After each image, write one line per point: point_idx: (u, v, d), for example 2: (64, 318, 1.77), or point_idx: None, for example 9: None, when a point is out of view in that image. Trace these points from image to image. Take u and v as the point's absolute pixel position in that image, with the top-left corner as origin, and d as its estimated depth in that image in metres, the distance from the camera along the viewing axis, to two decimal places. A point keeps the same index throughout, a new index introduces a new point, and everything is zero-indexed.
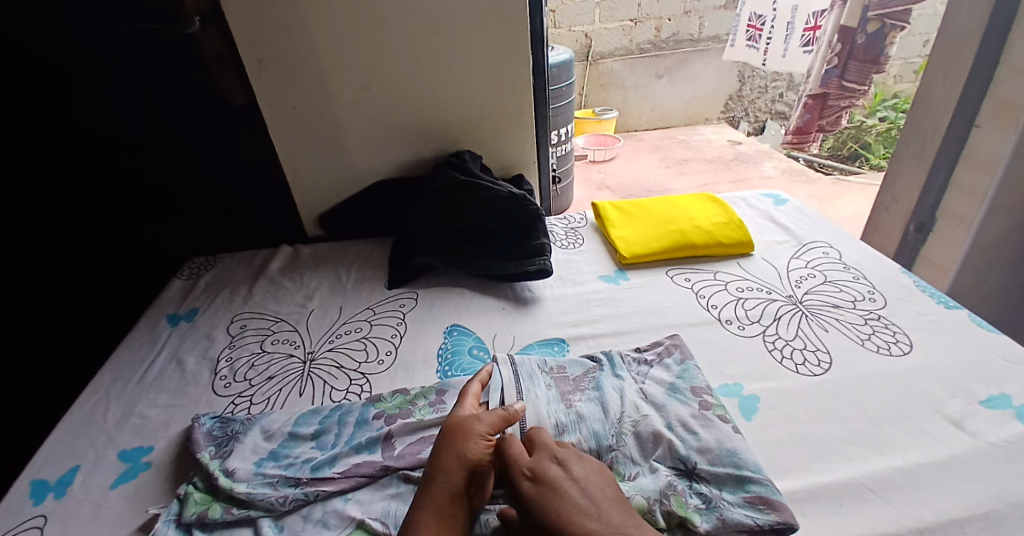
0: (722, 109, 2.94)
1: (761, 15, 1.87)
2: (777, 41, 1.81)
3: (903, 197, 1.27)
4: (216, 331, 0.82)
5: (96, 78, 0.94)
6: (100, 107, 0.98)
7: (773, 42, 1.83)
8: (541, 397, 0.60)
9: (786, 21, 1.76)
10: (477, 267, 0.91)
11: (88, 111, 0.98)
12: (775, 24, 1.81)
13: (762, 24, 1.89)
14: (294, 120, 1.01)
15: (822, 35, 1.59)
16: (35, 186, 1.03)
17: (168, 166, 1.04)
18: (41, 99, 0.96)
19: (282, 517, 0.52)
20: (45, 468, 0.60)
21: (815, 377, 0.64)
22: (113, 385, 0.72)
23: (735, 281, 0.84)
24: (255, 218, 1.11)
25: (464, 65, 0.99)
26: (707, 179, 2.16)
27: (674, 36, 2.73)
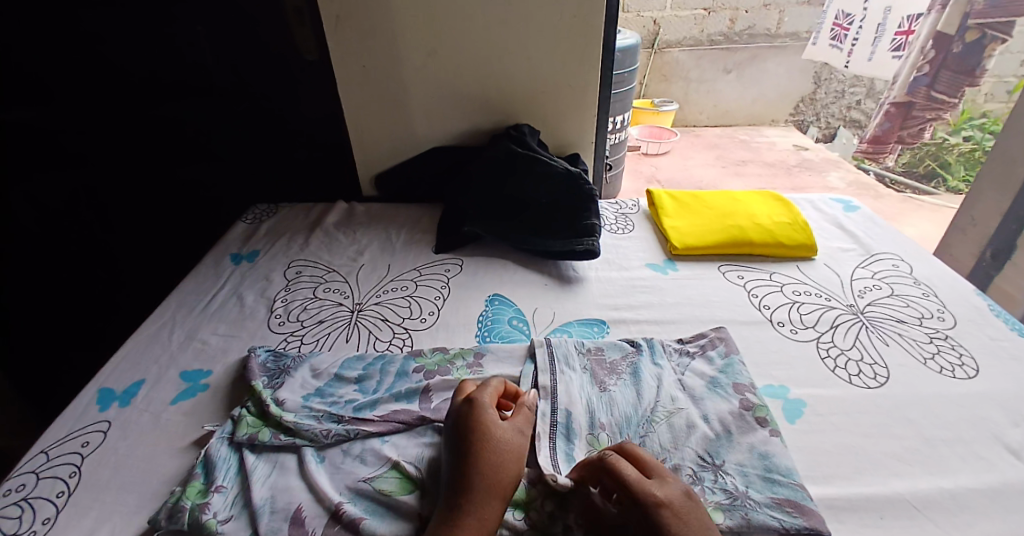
0: (791, 111, 2.78)
1: (851, 14, 1.69)
2: (863, 42, 1.67)
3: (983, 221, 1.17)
4: (273, 273, 0.86)
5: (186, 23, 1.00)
6: (186, 52, 1.04)
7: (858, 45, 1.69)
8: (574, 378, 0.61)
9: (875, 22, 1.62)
10: (525, 241, 0.92)
11: (176, 53, 1.04)
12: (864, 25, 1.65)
13: (848, 23, 1.71)
14: (362, 79, 1.02)
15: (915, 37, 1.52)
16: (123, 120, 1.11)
17: (243, 113, 1.10)
18: (135, 36, 1.03)
19: (324, 449, 0.55)
20: (113, 380, 0.67)
21: (868, 389, 0.61)
22: (180, 311, 0.78)
23: (791, 284, 0.80)
24: (315, 172, 1.16)
25: (533, 36, 0.98)
26: (767, 183, 2.07)
27: (749, 29, 2.59)
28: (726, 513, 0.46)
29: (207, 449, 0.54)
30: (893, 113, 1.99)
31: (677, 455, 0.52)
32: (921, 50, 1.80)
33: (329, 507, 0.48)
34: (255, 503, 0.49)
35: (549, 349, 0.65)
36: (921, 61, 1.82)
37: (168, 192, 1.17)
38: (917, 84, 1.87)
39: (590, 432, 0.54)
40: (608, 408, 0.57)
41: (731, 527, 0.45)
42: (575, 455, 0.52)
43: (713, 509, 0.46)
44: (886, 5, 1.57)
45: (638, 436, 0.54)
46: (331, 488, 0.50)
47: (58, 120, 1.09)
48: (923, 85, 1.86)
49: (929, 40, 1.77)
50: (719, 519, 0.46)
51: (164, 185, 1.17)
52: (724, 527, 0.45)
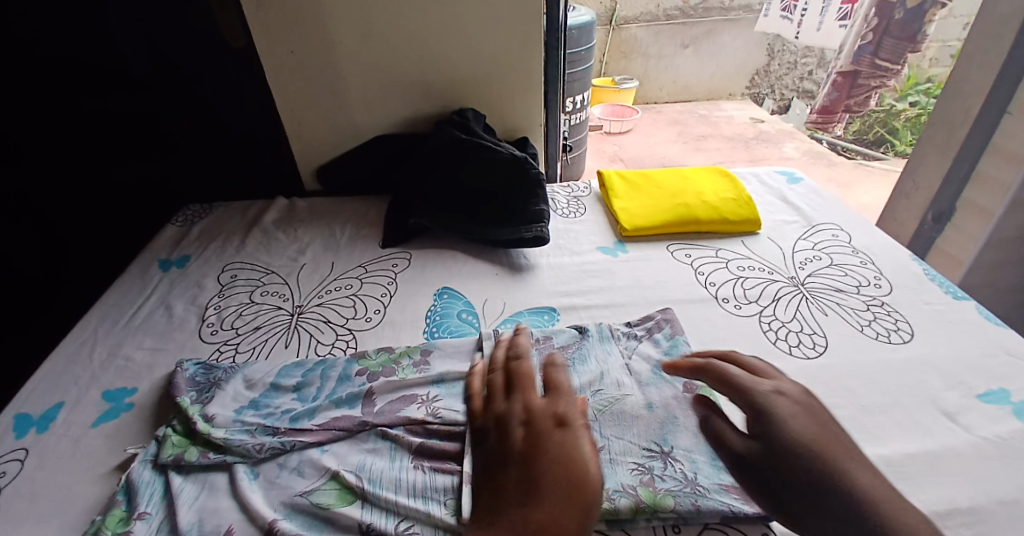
0: (747, 84, 2.82)
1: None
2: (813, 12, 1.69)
3: (922, 186, 1.22)
4: (206, 279, 0.81)
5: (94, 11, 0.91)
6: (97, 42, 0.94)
7: (807, 15, 1.71)
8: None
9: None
10: (473, 230, 0.89)
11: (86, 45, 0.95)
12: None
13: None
14: (294, 68, 0.97)
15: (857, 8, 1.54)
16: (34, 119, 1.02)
17: (167, 108, 1.02)
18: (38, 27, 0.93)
19: (257, 464, 0.52)
20: (29, 403, 0.61)
21: (807, 360, 0.63)
22: (102, 326, 0.73)
23: (737, 260, 0.81)
24: (253, 168, 1.10)
25: (473, 14, 0.94)
26: (725, 156, 2.09)
27: (703, 3, 2.60)
28: (676, 498, 0.46)
29: (129, 474, 0.50)
30: (839, 83, 1.67)
31: (621, 444, 0.52)
32: (865, 17, 1.51)
33: (262, 525, 0.46)
34: (181, 528, 0.46)
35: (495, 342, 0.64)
36: (864, 28, 1.51)
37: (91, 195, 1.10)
38: (861, 52, 1.55)
39: None
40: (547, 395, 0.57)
41: (680, 511, 0.46)
42: None
43: (663, 497, 0.47)
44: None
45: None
46: (266, 505, 0.48)
47: None
48: (867, 53, 1.54)
49: (872, 7, 1.48)
50: (670, 505, 0.46)
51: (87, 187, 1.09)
52: (673, 513, 0.46)
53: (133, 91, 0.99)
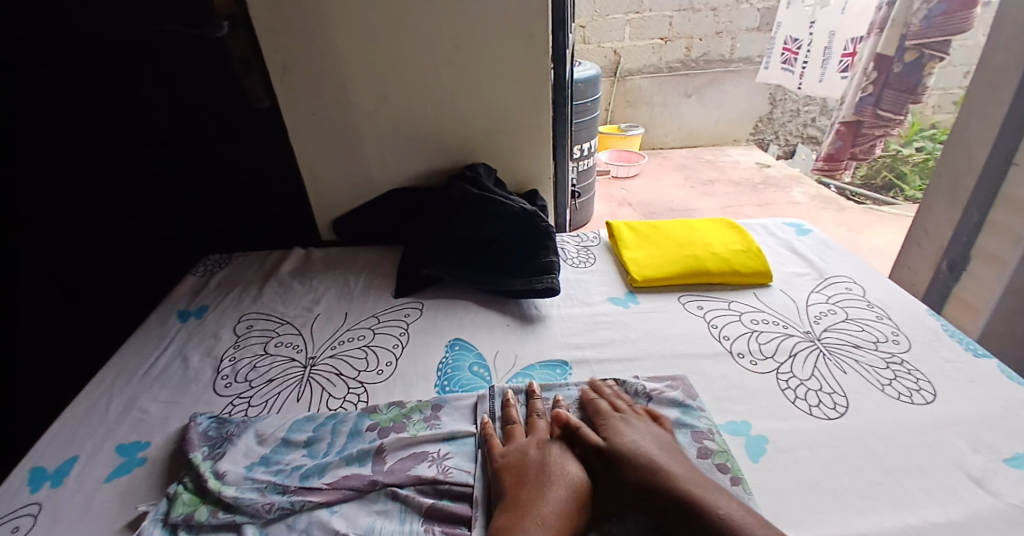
0: (751, 131, 2.89)
1: (798, 40, 1.84)
2: (813, 66, 1.78)
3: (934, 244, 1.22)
4: (222, 329, 0.83)
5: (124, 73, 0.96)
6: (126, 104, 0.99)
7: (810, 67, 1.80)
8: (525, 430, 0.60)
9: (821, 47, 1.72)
10: (484, 281, 0.90)
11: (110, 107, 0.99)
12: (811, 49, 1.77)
13: (797, 48, 1.86)
14: (314, 126, 1.02)
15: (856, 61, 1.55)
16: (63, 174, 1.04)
17: (188, 164, 1.06)
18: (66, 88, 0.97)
19: (266, 525, 0.51)
20: (46, 456, 0.61)
21: (828, 421, 0.61)
22: (120, 377, 0.74)
23: (750, 313, 0.81)
24: (273, 219, 1.13)
25: (484, 76, 0.99)
26: (733, 201, 2.12)
27: (705, 55, 2.69)
28: None
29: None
30: (842, 131, 1.65)
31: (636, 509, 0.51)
32: (865, 71, 1.51)
33: None
34: None
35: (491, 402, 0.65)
36: (864, 80, 1.52)
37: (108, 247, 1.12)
38: (862, 103, 1.55)
39: None
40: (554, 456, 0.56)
41: None
42: None
43: None
44: (829, 29, 1.65)
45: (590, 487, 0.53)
46: None
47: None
48: (870, 103, 1.54)
49: (871, 61, 1.48)
50: None
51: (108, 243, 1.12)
52: None
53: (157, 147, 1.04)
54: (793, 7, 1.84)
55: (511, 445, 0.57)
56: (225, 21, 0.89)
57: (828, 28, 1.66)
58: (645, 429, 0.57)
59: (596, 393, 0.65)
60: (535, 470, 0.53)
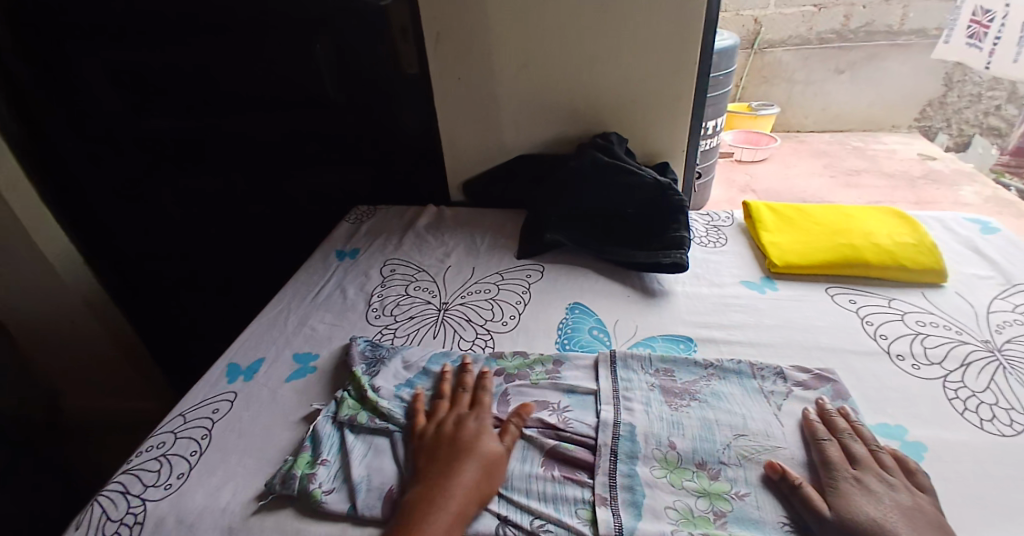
0: (916, 116, 2.45)
1: (991, 10, 1.44)
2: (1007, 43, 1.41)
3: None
4: (371, 270, 0.93)
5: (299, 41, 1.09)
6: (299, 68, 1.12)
7: (1002, 44, 1.42)
8: (652, 399, 0.60)
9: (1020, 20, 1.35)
10: (608, 251, 0.90)
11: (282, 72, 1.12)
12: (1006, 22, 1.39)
13: (989, 20, 1.46)
14: (458, 91, 1.08)
15: None
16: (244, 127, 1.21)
17: (343, 123, 1.18)
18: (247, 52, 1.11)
19: (413, 437, 0.58)
20: (240, 355, 0.75)
21: (1002, 437, 0.53)
22: (294, 300, 0.87)
23: (914, 313, 0.71)
24: (410, 176, 1.24)
25: (628, 42, 0.96)
26: (884, 195, 1.85)
27: (866, 26, 2.39)
28: None
29: (315, 425, 0.59)
30: None
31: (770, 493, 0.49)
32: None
33: None
34: (354, 479, 0.53)
35: (612, 365, 0.65)
36: None
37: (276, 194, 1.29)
38: None
39: (657, 448, 0.54)
40: (681, 428, 0.56)
41: None
42: (639, 471, 0.52)
43: None
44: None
45: (718, 463, 0.52)
46: (419, 474, 0.53)
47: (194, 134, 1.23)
48: None
49: None
50: None
51: (277, 192, 1.30)
52: None
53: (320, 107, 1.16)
54: None
55: (435, 418, 0.58)
56: None
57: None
58: (880, 490, 0.47)
59: (823, 429, 0.54)
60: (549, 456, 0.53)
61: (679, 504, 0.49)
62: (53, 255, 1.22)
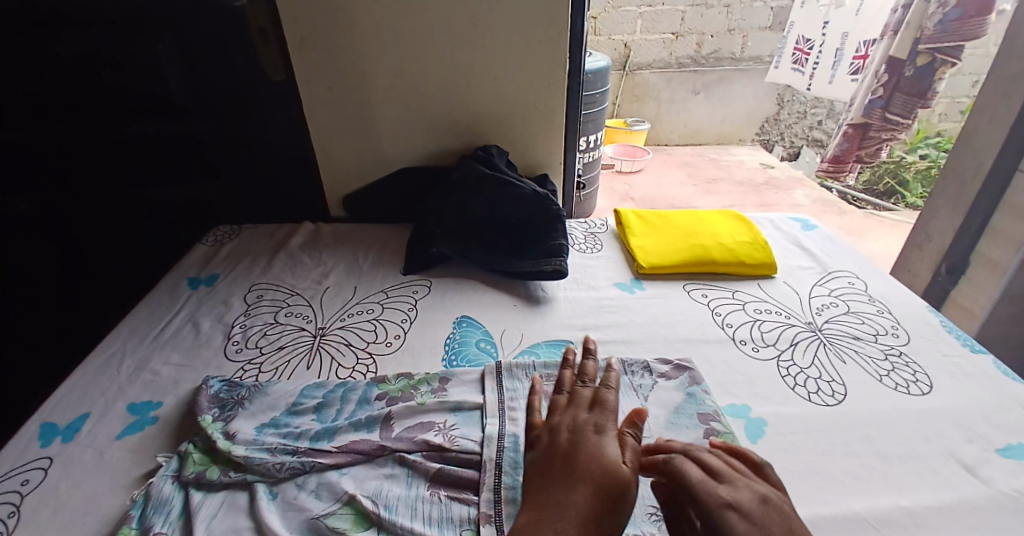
0: (757, 131, 2.88)
1: (810, 40, 1.81)
2: (824, 66, 1.75)
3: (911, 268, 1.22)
4: (233, 298, 0.84)
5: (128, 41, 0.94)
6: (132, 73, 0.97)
7: (820, 68, 1.78)
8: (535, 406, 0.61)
9: (835, 48, 1.68)
10: (491, 262, 0.91)
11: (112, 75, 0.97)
12: (823, 50, 1.74)
13: (809, 47, 1.83)
14: (329, 101, 1.02)
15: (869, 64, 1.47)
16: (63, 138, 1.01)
17: (198, 134, 1.05)
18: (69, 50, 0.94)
19: (277, 484, 0.51)
20: (56, 412, 0.62)
21: (827, 406, 0.63)
22: (130, 340, 0.74)
23: (754, 302, 0.82)
24: (281, 193, 1.14)
25: (501, 57, 0.99)
26: (736, 200, 2.12)
27: (715, 53, 2.68)
28: None
29: (148, 488, 0.50)
30: (850, 134, 1.55)
31: (640, 483, 0.52)
32: (875, 73, 1.43)
33: None
34: None
35: (497, 376, 0.65)
36: (875, 83, 1.43)
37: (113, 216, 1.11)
38: (871, 105, 1.46)
39: None
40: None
41: None
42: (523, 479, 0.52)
43: None
44: (843, 30, 1.62)
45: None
46: (282, 527, 0.47)
47: None
48: (879, 106, 1.44)
49: (882, 64, 1.41)
50: None
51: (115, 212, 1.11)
52: None
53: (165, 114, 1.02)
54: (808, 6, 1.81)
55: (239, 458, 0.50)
56: None
57: (841, 27, 1.62)
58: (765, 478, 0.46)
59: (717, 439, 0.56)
60: (560, 462, 0.46)
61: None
62: None
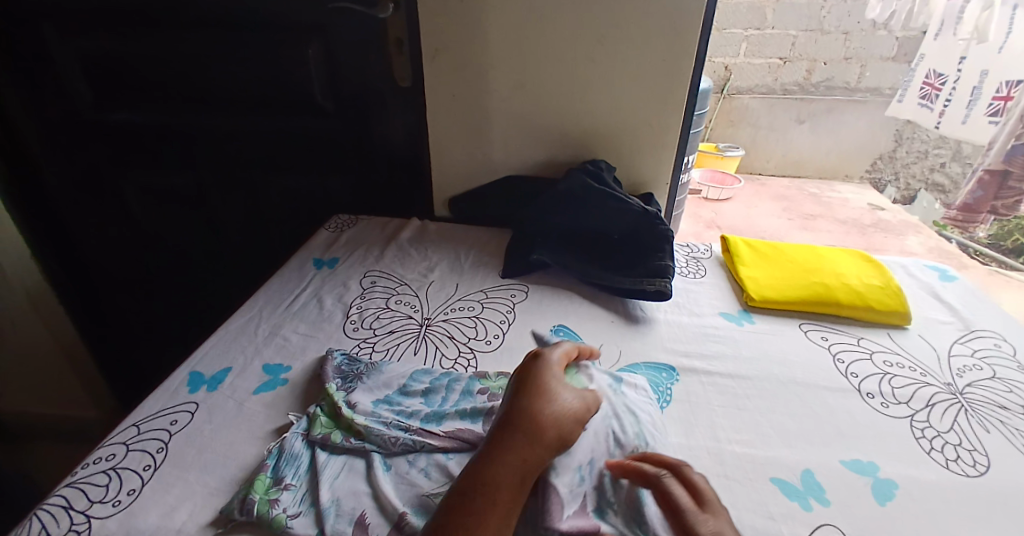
0: (868, 168, 2.63)
1: (942, 74, 1.59)
2: (958, 104, 1.53)
3: None
4: (350, 280, 0.91)
5: (278, 45, 1.05)
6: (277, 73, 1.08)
7: (953, 105, 1.55)
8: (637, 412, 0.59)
9: (970, 85, 1.47)
10: (591, 275, 0.91)
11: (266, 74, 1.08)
12: (958, 86, 1.53)
13: (941, 82, 1.61)
14: (450, 108, 1.08)
15: (1013, 107, 1.29)
16: (220, 125, 1.16)
17: (327, 130, 1.15)
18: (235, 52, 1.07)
19: (390, 457, 0.55)
20: (202, 364, 0.70)
21: (967, 478, 0.56)
22: (266, 307, 0.83)
23: (882, 353, 0.75)
24: (393, 188, 1.23)
25: (620, 75, 1.00)
26: (837, 239, 1.96)
27: (827, 81, 2.49)
28: None
29: (282, 441, 0.56)
30: (985, 179, 1.36)
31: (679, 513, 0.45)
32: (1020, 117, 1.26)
33: (392, 516, 0.48)
34: (322, 503, 0.49)
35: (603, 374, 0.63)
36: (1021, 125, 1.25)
37: (251, 196, 1.25)
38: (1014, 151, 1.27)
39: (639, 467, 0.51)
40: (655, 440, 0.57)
41: None
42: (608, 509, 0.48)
43: None
44: (981, 68, 1.43)
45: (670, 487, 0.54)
46: (397, 498, 0.50)
47: (161, 126, 1.17)
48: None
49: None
50: None
51: (251, 192, 1.25)
52: None
53: (301, 109, 1.13)
54: (943, 37, 1.57)
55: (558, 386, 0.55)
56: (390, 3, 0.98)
57: (979, 66, 1.43)
58: None
59: None
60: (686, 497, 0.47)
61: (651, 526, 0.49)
62: None
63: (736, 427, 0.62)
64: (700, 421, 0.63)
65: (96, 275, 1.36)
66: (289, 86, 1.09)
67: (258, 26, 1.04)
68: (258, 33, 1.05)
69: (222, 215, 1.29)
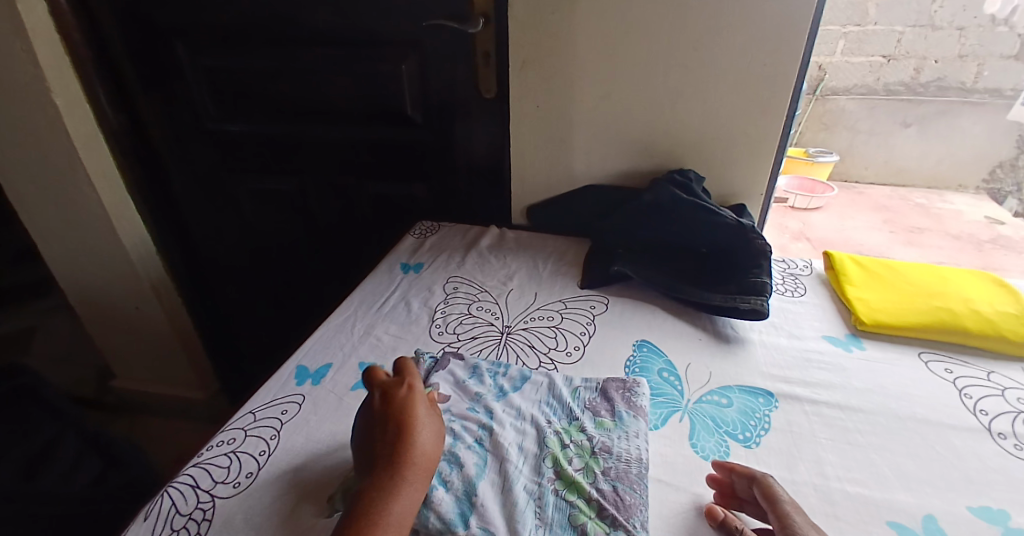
0: (987, 176, 2.26)
1: None
2: None
3: None
4: (435, 285, 0.94)
5: (374, 61, 1.12)
6: (372, 87, 1.15)
7: None
8: (511, 412, 0.61)
9: None
10: (676, 289, 0.87)
11: (361, 89, 1.15)
12: None
13: None
14: (534, 118, 1.09)
15: None
16: (319, 136, 1.25)
17: (414, 140, 1.21)
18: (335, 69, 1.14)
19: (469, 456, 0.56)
20: (306, 358, 0.75)
21: None
22: (360, 308, 0.87)
23: (1017, 390, 0.66)
24: (472, 195, 1.26)
25: (714, 83, 0.96)
26: (949, 256, 1.74)
27: (937, 81, 2.28)
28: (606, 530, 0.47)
29: None
30: None
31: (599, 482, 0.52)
32: None
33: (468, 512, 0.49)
34: None
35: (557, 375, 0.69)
36: None
37: (342, 202, 1.34)
38: None
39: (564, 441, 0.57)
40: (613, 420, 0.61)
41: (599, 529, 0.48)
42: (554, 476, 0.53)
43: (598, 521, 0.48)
44: None
45: (595, 475, 0.53)
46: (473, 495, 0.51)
47: (268, 138, 1.28)
48: None
49: None
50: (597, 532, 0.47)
51: (342, 198, 1.34)
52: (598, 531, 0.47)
53: (392, 120, 1.19)
54: None
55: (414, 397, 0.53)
56: (480, 18, 1.00)
57: None
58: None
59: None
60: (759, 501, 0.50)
61: (550, 517, 0.48)
62: (129, 240, 1.29)
63: (847, 464, 0.57)
64: (805, 455, 0.58)
65: (206, 272, 1.51)
66: (382, 100, 1.16)
67: (359, 44, 1.11)
68: (358, 51, 1.12)
69: (315, 219, 1.39)
